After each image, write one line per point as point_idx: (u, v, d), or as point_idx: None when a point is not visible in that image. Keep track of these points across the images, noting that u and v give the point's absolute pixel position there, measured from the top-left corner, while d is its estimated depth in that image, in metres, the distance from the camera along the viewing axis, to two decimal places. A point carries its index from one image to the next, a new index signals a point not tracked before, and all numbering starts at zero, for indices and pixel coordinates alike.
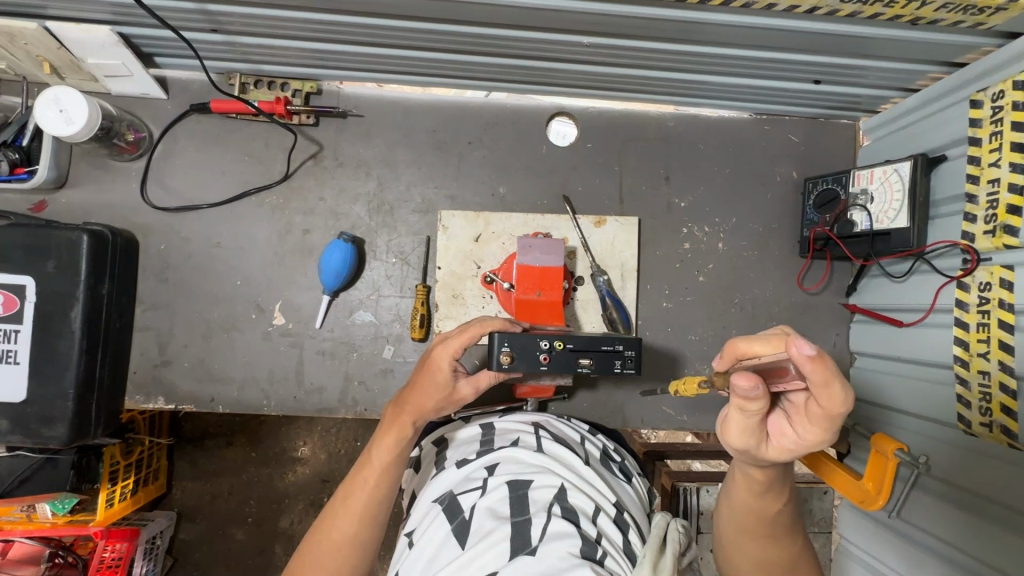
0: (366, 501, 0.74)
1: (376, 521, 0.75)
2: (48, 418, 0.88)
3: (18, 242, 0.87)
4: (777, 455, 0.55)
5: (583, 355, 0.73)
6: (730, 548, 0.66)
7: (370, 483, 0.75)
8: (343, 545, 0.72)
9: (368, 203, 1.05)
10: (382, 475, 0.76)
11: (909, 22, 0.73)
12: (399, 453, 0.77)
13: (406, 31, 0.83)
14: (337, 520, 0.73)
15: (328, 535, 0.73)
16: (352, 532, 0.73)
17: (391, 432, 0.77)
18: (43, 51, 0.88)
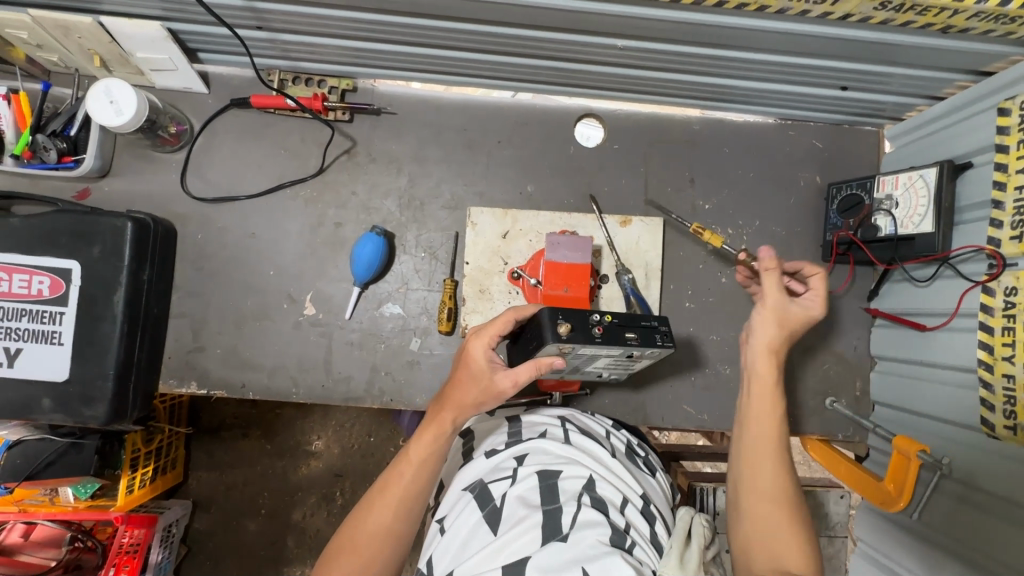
0: (402, 494, 0.76)
1: (411, 514, 0.76)
2: (89, 398, 0.91)
3: (67, 228, 0.90)
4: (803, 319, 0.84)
5: (630, 330, 0.77)
6: (743, 493, 0.77)
7: (408, 477, 0.77)
8: (379, 536, 0.74)
9: (399, 198, 1.07)
10: (420, 470, 0.78)
11: (940, 30, 0.75)
12: (439, 449, 0.79)
13: (444, 31, 0.86)
14: (374, 512, 0.75)
15: (364, 526, 0.75)
16: (389, 524, 0.75)
17: (431, 428, 0.79)
18: (95, 45, 0.92)
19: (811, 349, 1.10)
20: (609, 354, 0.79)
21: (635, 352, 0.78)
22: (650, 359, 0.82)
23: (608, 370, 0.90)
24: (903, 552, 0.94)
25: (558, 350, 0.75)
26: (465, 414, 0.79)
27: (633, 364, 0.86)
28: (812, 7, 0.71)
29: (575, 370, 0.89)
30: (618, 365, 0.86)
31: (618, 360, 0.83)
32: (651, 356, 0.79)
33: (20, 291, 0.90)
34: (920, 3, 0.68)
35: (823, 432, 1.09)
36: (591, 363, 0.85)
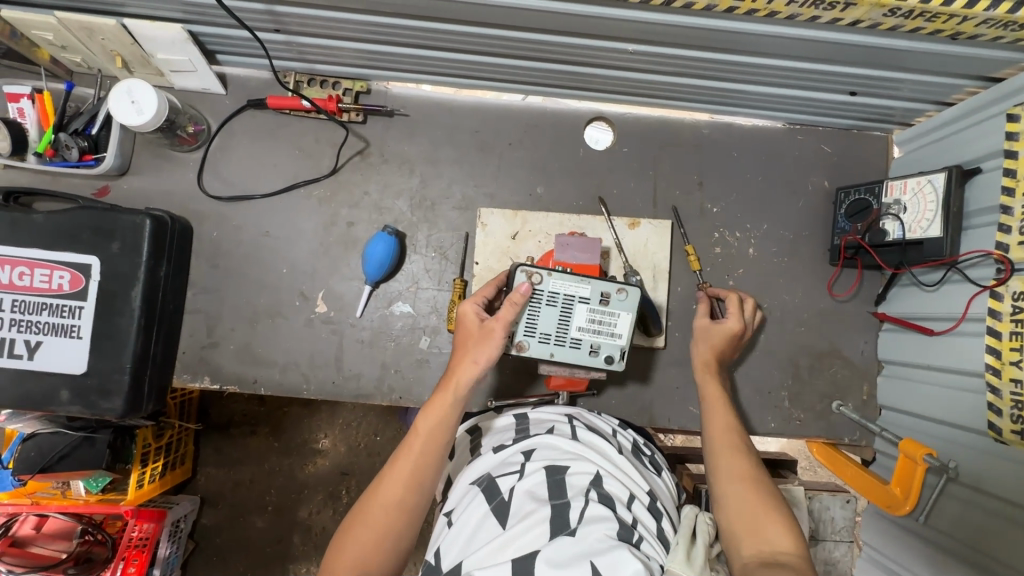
0: (412, 466, 0.77)
1: (422, 488, 0.77)
2: (106, 391, 0.93)
3: (87, 223, 0.93)
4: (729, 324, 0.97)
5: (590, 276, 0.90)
6: (717, 482, 0.78)
7: (418, 448, 0.79)
8: (390, 509, 0.74)
9: (411, 199, 1.09)
10: (430, 439, 0.80)
11: (949, 36, 0.76)
12: (448, 416, 0.81)
13: (458, 35, 0.88)
14: (384, 484, 0.76)
15: (374, 500, 0.75)
16: (399, 497, 0.75)
17: (439, 395, 0.83)
18: (118, 46, 0.95)
19: (818, 352, 1.10)
20: (581, 290, 0.88)
21: (604, 288, 0.89)
22: (628, 305, 0.89)
23: (602, 344, 0.90)
24: (909, 556, 0.94)
25: (528, 278, 0.87)
26: (469, 372, 0.84)
27: (619, 320, 0.89)
28: (822, 13, 0.72)
29: (564, 338, 0.89)
30: (604, 326, 0.89)
31: (597, 309, 0.89)
32: (622, 295, 0.89)
33: (41, 285, 0.92)
34: (930, 9, 0.69)
35: (829, 436, 1.09)
36: (573, 316, 0.89)
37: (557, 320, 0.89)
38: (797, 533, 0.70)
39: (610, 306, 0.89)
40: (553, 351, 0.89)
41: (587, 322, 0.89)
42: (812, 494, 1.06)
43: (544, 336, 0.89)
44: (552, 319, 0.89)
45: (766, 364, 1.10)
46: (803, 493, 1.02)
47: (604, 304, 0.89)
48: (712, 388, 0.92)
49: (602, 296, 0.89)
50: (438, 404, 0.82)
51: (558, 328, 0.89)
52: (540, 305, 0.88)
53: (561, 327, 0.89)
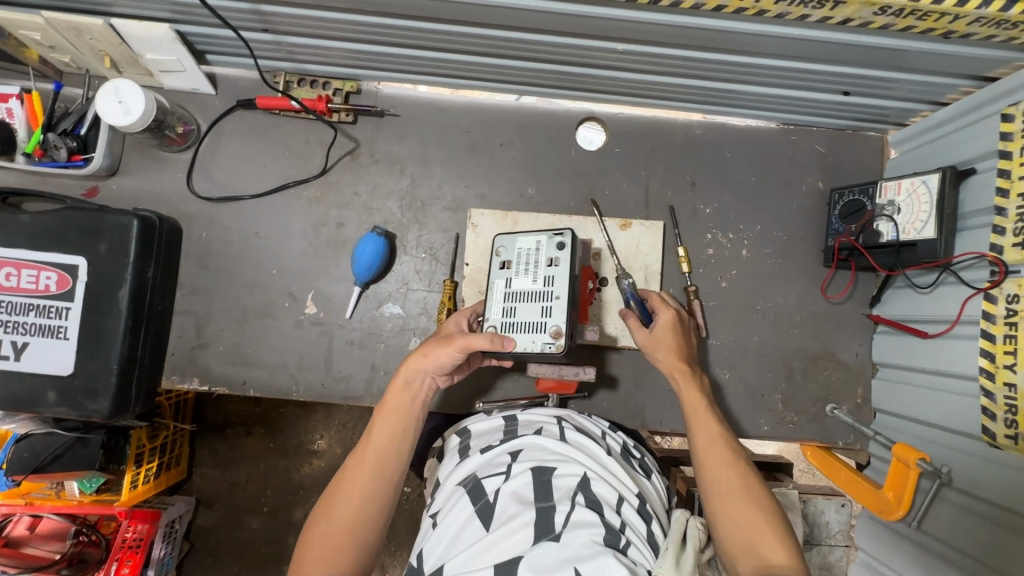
0: (374, 455, 0.77)
1: (387, 477, 0.77)
2: (93, 392, 0.92)
3: (74, 223, 0.92)
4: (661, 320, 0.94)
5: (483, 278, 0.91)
6: (710, 492, 0.76)
7: (378, 437, 0.78)
8: (355, 500, 0.74)
9: (401, 200, 1.08)
10: (389, 429, 0.79)
11: (941, 35, 0.75)
12: (405, 406, 0.81)
13: (446, 34, 0.87)
14: (348, 475, 0.76)
15: (340, 491, 0.75)
16: (364, 487, 0.75)
17: (394, 385, 0.82)
18: (105, 46, 0.94)
19: (812, 355, 1.09)
20: (496, 285, 0.89)
21: (495, 264, 0.90)
22: (508, 239, 0.90)
23: (550, 256, 0.88)
24: (904, 561, 0.93)
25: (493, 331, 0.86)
26: (417, 365, 0.82)
27: (518, 242, 0.90)
28: (811, 11, 0.71)
29: (546, 293, 0.86)
30: (528, 256, 0.89)
31: (515, 268, 0.89)
32: (501, 245, 0.90)
33: (28, 286, 0.92)
34: (920, 8, 0.68)
35: (823, 439, 1.08)
36: (518, 288, 0.87)
37: (534, 303, 0.86)
38: (796, 549, 0.69)
39: (511, 255, 0.89)
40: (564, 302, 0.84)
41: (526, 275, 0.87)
42: (807, 497, 1.04)
43: (548, 310, 0.85)
44: (526, 305, 0.86)
45: (759, 367, 1.09)
46: (797, 497, 1.01)
47: (511, 260, 0.89)
48: (694, 396, 0.87)
49: (504, 266, 0.89)
50: (393, 395, 0.81)
51: (539, 301, 0.85)
52: (516, 322, 0.86)
53: (535, 294, 0.86)
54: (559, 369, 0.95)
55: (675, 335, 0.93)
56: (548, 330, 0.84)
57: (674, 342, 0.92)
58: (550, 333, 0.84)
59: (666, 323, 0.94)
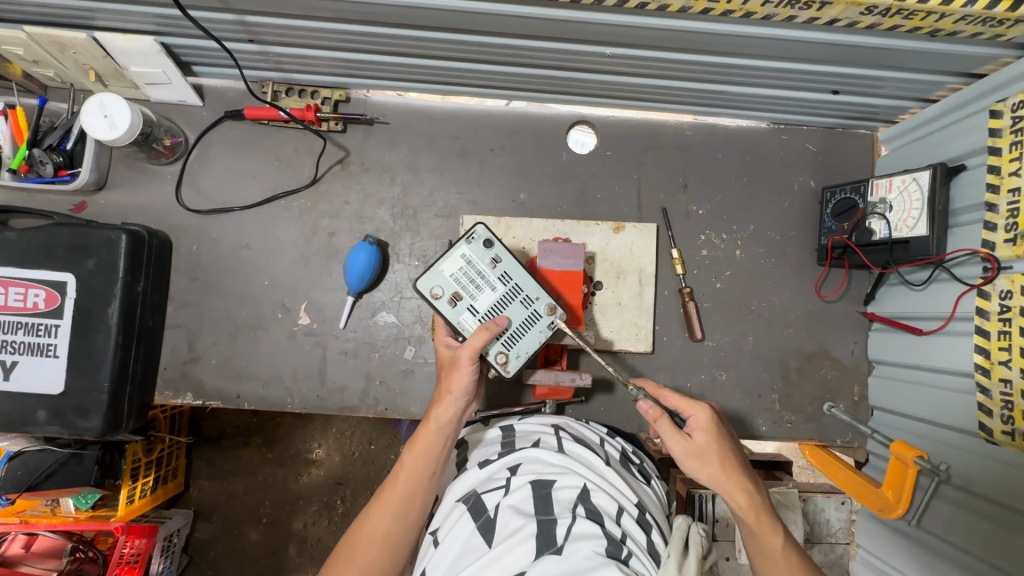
0: (399, 497, 0.77)
1: (409, 519, 0.76)
2: (84, 410, 0.91)
3: (61, 240, 0.91)
4: (685, 450, 0.74)
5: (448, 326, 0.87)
6: None
7: (405, 480, 0.78)
8: (377, 541, 0.74)
9: (393, 208, 1.08)
10: (416, 471, 0.78)
11: (928, 34, 0.75)
12: (434, 447, 0.80)
13: (434, 42, 0.86)
14: (371, 514, 0.76)
15: (363, 531, 0.75)
16: (386, 528, 0.75)
17: (423, 424, 0.81)
18: (90, 60, 0.94)
19: (807, 353, 1.09)
20: (465, 320, 0.86)
21: (446, 305, 0.86)
22: (434, 277, 0.86)
23: (483, 258, 0.87)
24: (904, 560, 0.93)
25: (505, 354, 0.85)
26: (448, 404, 0.80)
27: (445, 271, 0.86)
28: (798, 12, 0.71)
29: (511, 290, 0.87)
30: (466, 275, 0.87)
31: (467, 293, 0.86)
32: (435, 288, 0.86)
33: (16, 304, 0.90)
34: (907, 7, 0.68)
35: (821, 437, 1.08)
36: (486, 304, 0.86)
37: (511, 306, 0.86)
38: None
39: (452, 287, 0.86)
40: (529, 286, 0.87)
41: (475, 287, 0.86)
42: (807, 496, 1.05)
43: (526, 299, 0.86)
44: (505, 311, 0.86)
45: (755, 367, 1.09)
46: (796, 497, 1.01)
47: (458, 291, 0.86)
48: (770, 533, 0.72)
49: (456, 300, 0.86)
50: (422, 436, 0.80)
51: (513, 300, 0.86)
52: (512, 332, 0.86)
53: (502, 297, 0.86)
54: (555, 375, 0.93)
55: (719, 442, 0.74)
56: (542, 312, 0.86)
57: (722, 448, 0.74)
58: (544, 311, 0.86)
59: (702, 425, 0.74)
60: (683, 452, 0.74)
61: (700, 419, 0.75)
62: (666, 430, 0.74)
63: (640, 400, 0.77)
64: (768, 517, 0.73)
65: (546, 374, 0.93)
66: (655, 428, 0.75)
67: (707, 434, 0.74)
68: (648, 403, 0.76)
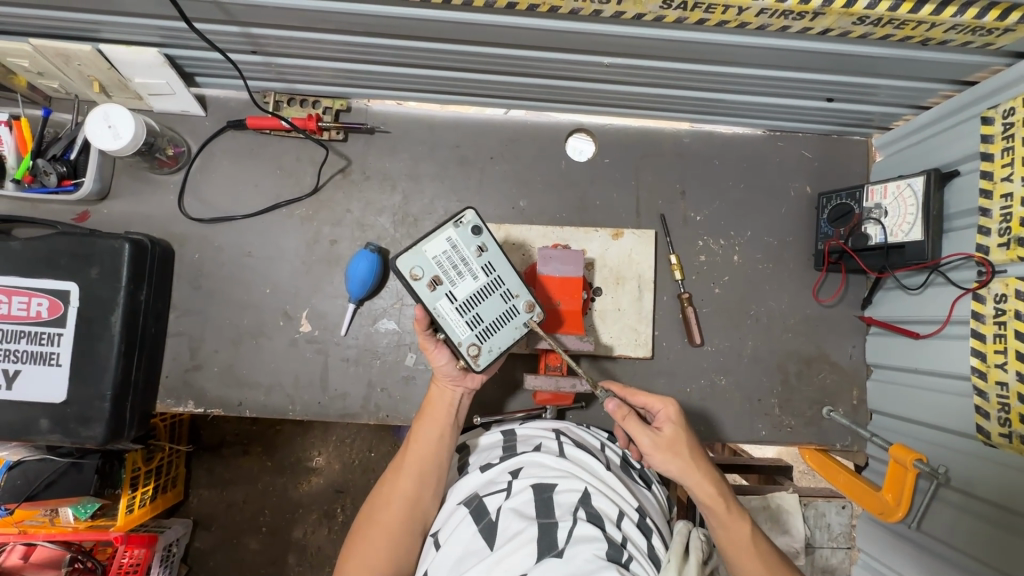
0: (413, 461, 0.82)
1: (426, 480, 0.81)
2: (86, 418, 0.91)
3: (65, 249, 0.92)
4: (653, 442, 0.77)
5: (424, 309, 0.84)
6: None
7: (416, 444, 0.83)
8: (395, 506, 0.78)
9: (393, 215, 1.09)
10: (424, 440, 0.83)
11: (919, 42, 0.77)
12: (440, 417, 0.86)
13: (435, 52, 0.87)
14: (387, 483, 0.81)
15: (381, 498, 0.80)
16: (405, 490, 0.80)
17: (428, 398, 0.88)
18: (94, 71, 0.95)
19: (806, 358, 1.10)
20: (442, 307, 0.83)
21: (425, 288, 0.82)
22: (415, 256, 0.83)
23: (469, 244, 0.85)
24: (906, 564, 0.93)
25: (478, 346, 0.83)
26: (445, 379, 0.88)
27: (428, 252, 0.83)
28: (791, 23, 0.73)
29: (493, 281, 0.85)
30: (449, 260, 0.84)
31: (448, 279, 0.84)
32: (414, 269, 0.82)
33: (19, 313, 0.91)
34: (898, 17, 0.69)
35: (821, 441, 1.08)
36: (465, 293, 0.84)
37: (489, 297, 0.84)
38: None
39: (433, 269, 0.83)
40: (511, 280, 0.86)
41: (455, 275, 0.84)
42: (806, 501, 1.07)
43: (506, 293, 0.85)
44: (484, 303, 0.84)
45: (754, 371, 1.09)
46: (796, 501, 1.05)
47: (439, 275, 0.83)
48: (739, 522, 0.74)
49: (435, 284, 0.83)
50: (428, 407, 0.86)
51: (494, 293, 0.85)
52: (488, 325, 0.84)
53: (483, 288, 0.85)
54: (555, 381, 0.93)
55: (686, 433, 0.78)
56: (520, 309, 0.85)
57: (687, 441, 0.78)
58: (522, 308, 0.85)
59: (668, 416, 0.79)
60: (652, 444, 0.77)
61: (669, 413, 0.79)
62: (636, 424, 0.77)
63: (608, 399, 0.80)
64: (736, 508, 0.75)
65: (548, 382, 0.93)
66: (623, 425, 0.78)
67: (674, 425, 0.78)
68: (616, 398, 0.79)
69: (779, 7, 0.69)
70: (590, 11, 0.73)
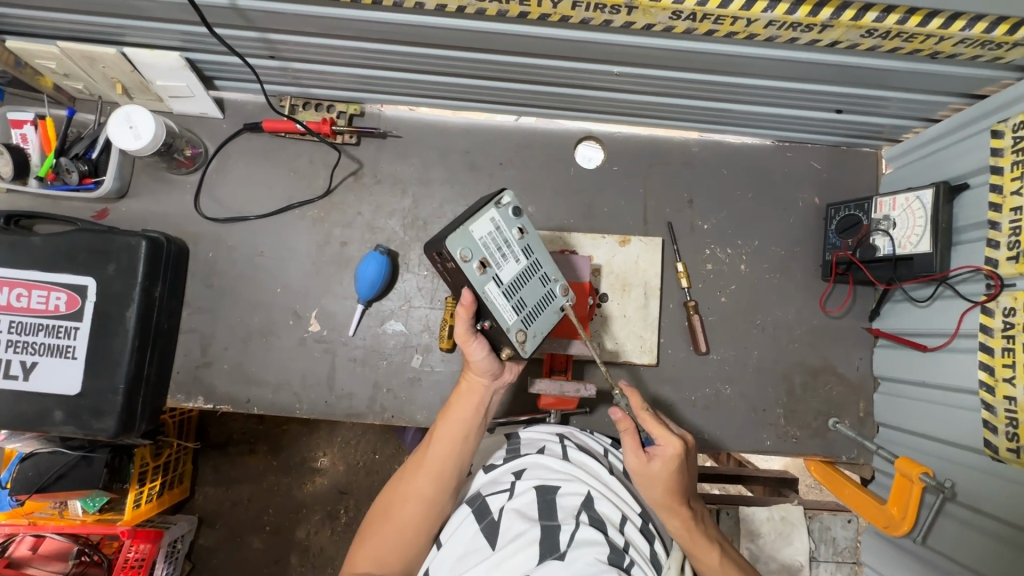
0: (434, 461, 0.79)
1: (443, 482, 0.79)
2: (99, 411, 0.93)
3: (84, 245, 0.94)
4: (639, 467, 0.76)
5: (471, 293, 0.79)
6: None
7: (438, 444, 0.80)
8: (410, 505, 0.77)
9: (403, 218, 1.11)
10: (446, 440, 0.80)
11: (928, 56, 0.77)
12: (466, 415, 0.82)
13: (447, 59, 0.89)
14: (404, 479, 0.80)
15: (397, 493, 0.79)
16: (420, 490, 0.78)
17: (456, 395, 0.85)
18: (118, 73, 0.98)
19: (813, 369, 1.09)
20: (491, 291, 0.79)
21: (474, 270, 0.78)
22: (463, 237, 0.77)
23: (512, 225, 0.82)
24: None
25: (524, 332, 0.81)
26: (475, 375, 0.84)
27: (474, 233, 0.78)
28: (800, 35, 0.73)
29: (532, 264, 0.84)
30: (495, 242, 0.80)
31: (494, 261, 0.80)
32: (464, 252, 0.77)
33: (38, 306, 0.93)
34: (907, 30, 0.70)
35: (826, 454, 1.08)
36: (509, 276, 0.81)
37: (529, 282, 0.83)
38: None
39: (481, 252, 0.79)
40: (548, 265, 0.85)
41: (501, 257, 0.81)
42: (812, 513, 1.06)
43: (545, 277, 0.85)
44: (526, 287, 0.83)
45: (760, 381, 1.09)
46: (802, 514, 1.05)
47: (486, 258, 0.79)
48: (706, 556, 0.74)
49: (484, 267, 0.79)
50: (453, 405, 0.83)
51: (533, 277, 0.83)
52: (530, 309, 0.83)
53: (524, 271, 0.83)
54: (560, 386, 0.94)
55: (675, 475, 0.75)
56: (558, 293, 0.85)
57: (673, 481, 0.76)
58: (558, 292, 0.86)
59: (665, 453, 0.76)
60: (637, 467, 0.76)
61: (668, 449, 0.76)
62: (630, 441, 0.76)
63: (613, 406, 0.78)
64: (706, 542, 0.75)
65: (551, 387, 0.93)
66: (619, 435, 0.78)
67: (665, 461, 0.76)
68: (622, 410, 0.77)
69: (789, 19, 0.69)
70: (600, 21, 0.74)
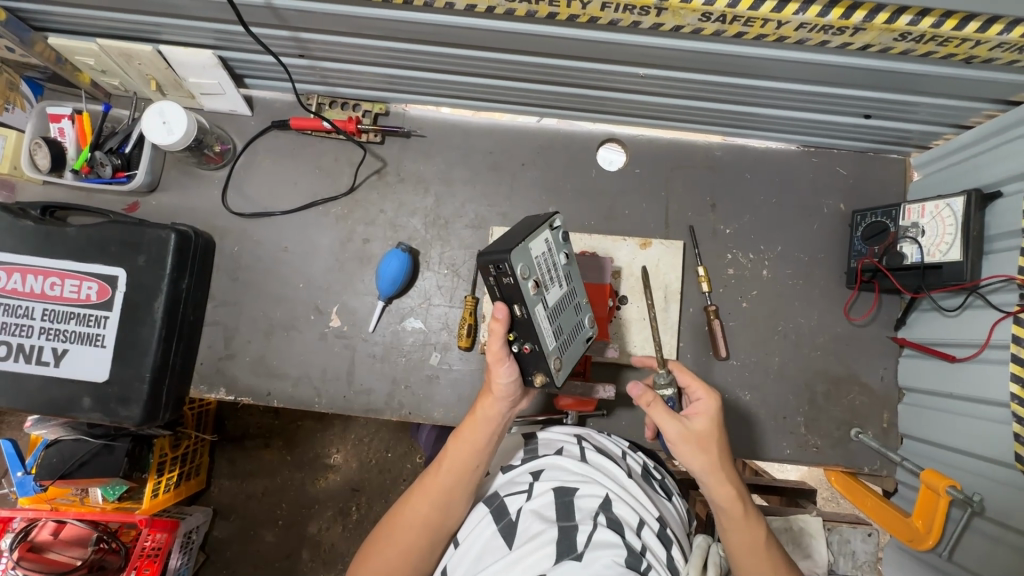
0: (442, 487, 0.76)
1: (449, 508, 0.76)
2: (126, 399, 0.96)
3: (115, 237, 0.96)
4: (679, 430, 0.75)
5: (520, 313, 0.75)
6: None
7: (448, 468, 0.77)
8: (413, 529, 0.75)
9: (425, 217, 1.11)
10: (456, 466, 0.77)
11: (962, 60, 0.76)
12: (478, 441, 0.79)
13: (475, 60, 0.90)
14: (412, 501, 0.76)
15: (404, 514, 0.76)
16: (426, 514, 0.75)
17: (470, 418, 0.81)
18: (152, 70, 1.00)
19: (835, 377, 1.08)
20: (539, 313, 0.77)
21: (531, 291, 0.75)
22: (523, 255, 0.73)
23: (560, 250, 0.82)
24: None
25: (559, 359, 0.81)
26: (496, 400, 0.80)
27: (532, 253, 0.75)
28: (831, 37, 0.73)
29: (569, 293, 0.84)
30: (546, 264, 0.78)
31: (545, 283, 0.78)
32: (523, 269, 0.73)
33: (70, 295, 0.96)
34: (941, 34, 0.69)
35: (848, 464, 1.06)
36: (554, 300, 0.80)
37: (565, 311, 0.83)
38: None
39: (535, 271, 0.76)
40: (581, 292, 0.87)
41: (548, 283, 0.79)
42: (831, 525, 1.04)
43: (578, 306, 0.87)
44: (563, 313, 0.82)
45: (780, 389, 1.08)
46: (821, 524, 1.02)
47: (539, 278, 0.77)
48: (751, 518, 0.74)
49: (536, 288, 0.76)
50: (466, 430, 0.80)
51: (569, 304, 0.84)
52: (563, 337, 0.82)
53: (567, 296, 0.83)
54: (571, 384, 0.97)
55: (716, 432, 0.76)
56: (585, 324, 0.88)
57: (716, 440, 0.76)
58: (587, 322, 0.89)
59: (704, 411, 0.77)
60: (677, 432, 0.75)
61: (708, 410, 0.77)
62: (661, 408, 0.76)
63: (631, 385, 0.79)
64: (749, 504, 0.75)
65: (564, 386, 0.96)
66: (648, 412, 0.76)
67: (707, 420, 0.77)
68: (644, 385, 0.77)
69: (821, 22, 0.69)
70: (629, 22, 0.74)
